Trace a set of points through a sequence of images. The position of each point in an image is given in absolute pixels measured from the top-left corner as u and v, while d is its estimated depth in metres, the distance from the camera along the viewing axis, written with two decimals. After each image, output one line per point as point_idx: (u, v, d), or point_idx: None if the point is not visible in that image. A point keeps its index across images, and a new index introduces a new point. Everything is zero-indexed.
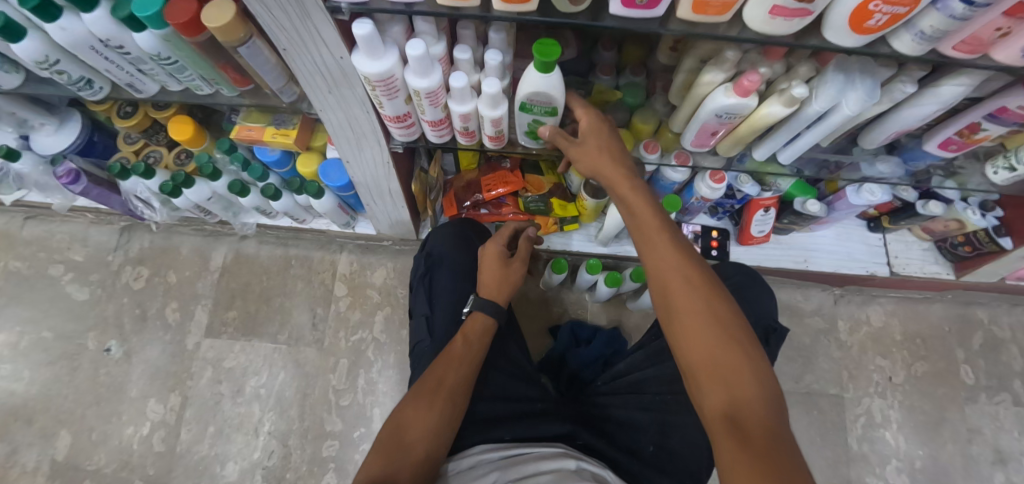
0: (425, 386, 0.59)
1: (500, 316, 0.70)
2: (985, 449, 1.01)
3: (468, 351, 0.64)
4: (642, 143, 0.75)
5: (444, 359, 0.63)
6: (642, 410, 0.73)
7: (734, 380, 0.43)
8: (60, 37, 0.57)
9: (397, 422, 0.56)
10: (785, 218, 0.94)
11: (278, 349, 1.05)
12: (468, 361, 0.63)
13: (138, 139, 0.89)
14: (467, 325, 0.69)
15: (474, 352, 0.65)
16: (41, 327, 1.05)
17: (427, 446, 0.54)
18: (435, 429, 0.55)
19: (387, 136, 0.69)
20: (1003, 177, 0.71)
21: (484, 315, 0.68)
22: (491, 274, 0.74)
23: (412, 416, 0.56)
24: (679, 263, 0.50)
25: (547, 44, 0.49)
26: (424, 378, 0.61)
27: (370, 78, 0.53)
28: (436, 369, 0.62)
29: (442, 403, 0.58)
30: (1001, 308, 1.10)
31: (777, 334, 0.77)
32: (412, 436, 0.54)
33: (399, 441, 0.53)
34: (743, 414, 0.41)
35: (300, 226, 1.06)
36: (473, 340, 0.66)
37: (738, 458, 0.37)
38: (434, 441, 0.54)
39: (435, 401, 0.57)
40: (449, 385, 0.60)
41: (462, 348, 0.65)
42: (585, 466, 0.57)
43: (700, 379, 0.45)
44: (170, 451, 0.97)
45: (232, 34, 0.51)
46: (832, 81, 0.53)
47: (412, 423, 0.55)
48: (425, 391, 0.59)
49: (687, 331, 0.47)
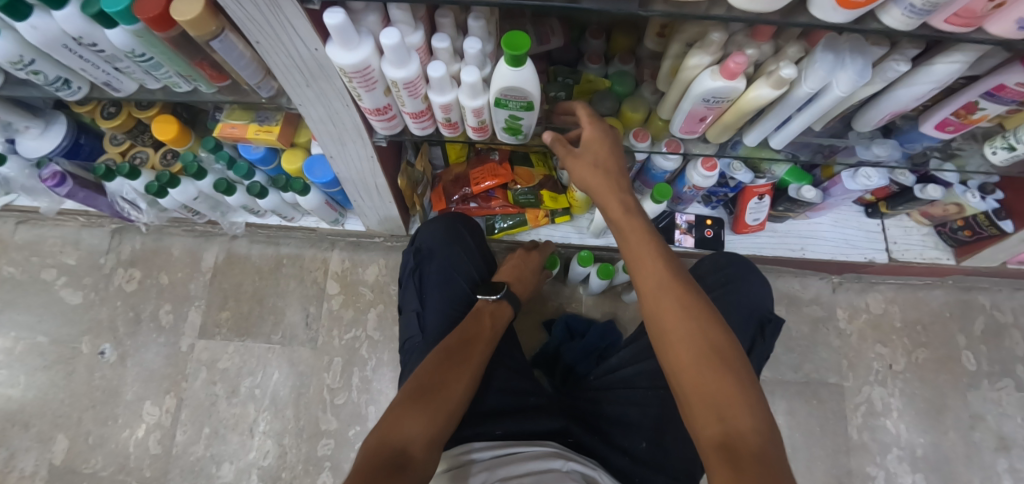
0: (439, 365, 0.58)
1: (513, 304, 0.74)
2: (988, 435, 0.99)
3: (493, 338, 0.66)
4: (631, 132, 0.73)
5: (469, 338, 0.64)
6: (633, 408, 0.72)
7: (727, 406, 0.42)
8: (32, 36, 0.56)
9: (412, 390, 0.54)
10: (781, 206, 0.92)
11: (271, 349, 1.04)
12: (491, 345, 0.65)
13: (124, 140, 0.88)
14: (490, 308, 0.71)
15: (498, 339, 0.67)
16: (35, 332, 1.05)
17: (445, 423, 0.52)
18: (457, 406, 0.54)
19: (370, 130, 0.68)
20: (1001, 157, 0.69)
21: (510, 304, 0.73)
22: (526, 272, 0.85)
23: (428, 388, 0.54)
24: (671, 283, 0.49)
25: (517, 36, 0.47)
26: (449, 353, 0.61)
27: (345, 70, 0.52)
28: (460, 346, 0.62)
29: (466, 381, 0.57)
30: (1003, 293, 1.08)
31: (773, 324, 0.75)
32: (433, 406, 0.52)
33: (416, 409, 0.51)
34: (737, 441, 0.40)
35: (289, 224, 1.05)
36: (499, 325, 0.69)
37: None
38: (451, 418, 0.53)
39: (456, 377, 0.57)
40: (473, 368, 0.59)
41: (489, 332, 0.66)
42: (577, 466, 0.56)
43: (693, 404, 0.44)
44: (166, 453, 0.97)
45: (203, 27, 0.50)
46: (822, 61, 0.51)
47: (436, 393, 0.54)
48: (449, 367, 0.58)
49: (677, 353, 0.47)
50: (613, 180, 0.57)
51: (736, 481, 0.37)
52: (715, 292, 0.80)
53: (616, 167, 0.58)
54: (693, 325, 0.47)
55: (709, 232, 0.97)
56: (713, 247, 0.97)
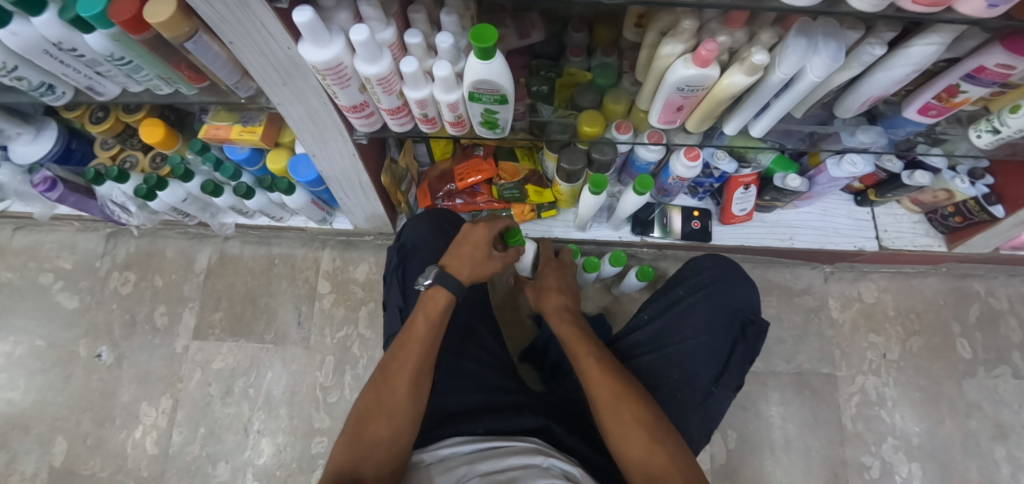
0: (385, 375, 0.59)
1: (460, 293, 0.66)
2: (985, 423, 0.98)
3: (431, 333, 0.62)
4: (614, 124, 0.72)
5: (404, 343, 0.62)
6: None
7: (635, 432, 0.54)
8: (13, 42, 0.57)
9: (356, 414, 0.57)
10: (767, 195, 0.92)
11: (264, 348, 1.05)
12: (428, 339, 0.62)
13: (114, 145, 0.90)
14: (427, 299, 0.64)
15: (435, 330, 0.62)
16: (33, 337, 1.07)
17: (394, 436, 0.54)
18: (398, 416, 0.56)
19: (350, 128, 0.68)
20: (986, 141, 0.68)
21: (444, 291, 0.64)
22: (470, 251, 0.69)
23: (375, 403, 0.57)
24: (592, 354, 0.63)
25: (484, 29, 0.47)
26: (387, 364, 0.60)
27: (318, 67, 0.52)
28: (396, 355, 0.61)
29: (404, 387, 0.57)
30: (998, 279, 1.07)
31: (756, 326, 0.77)
32: (371, 431, 0.54)
33: (364, 429, 0.55)
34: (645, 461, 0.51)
35: (278, 224, 1.06)
36: (433, 316, 0.63)
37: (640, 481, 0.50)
38: (396, 429, 0.55)
39: (398, 383, 0.58)
40: (413, 372, 0.59)
41: (425, 326, 0.62)
42: (557, 463, 0.55)
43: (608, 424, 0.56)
44: (162, 453, 0.98)
45: (176, 29, 0.50)
46: (795, 46, 0.50)
47: (374, 414, 0.55)
48: (388, 381, 0.58)
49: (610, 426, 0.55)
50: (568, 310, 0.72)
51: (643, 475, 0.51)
52: (697, 294, 0.82)
53: (561, 290, 0.75)
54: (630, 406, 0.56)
55: (696, 223, 0.97)
56: (700, 238, 0.97)
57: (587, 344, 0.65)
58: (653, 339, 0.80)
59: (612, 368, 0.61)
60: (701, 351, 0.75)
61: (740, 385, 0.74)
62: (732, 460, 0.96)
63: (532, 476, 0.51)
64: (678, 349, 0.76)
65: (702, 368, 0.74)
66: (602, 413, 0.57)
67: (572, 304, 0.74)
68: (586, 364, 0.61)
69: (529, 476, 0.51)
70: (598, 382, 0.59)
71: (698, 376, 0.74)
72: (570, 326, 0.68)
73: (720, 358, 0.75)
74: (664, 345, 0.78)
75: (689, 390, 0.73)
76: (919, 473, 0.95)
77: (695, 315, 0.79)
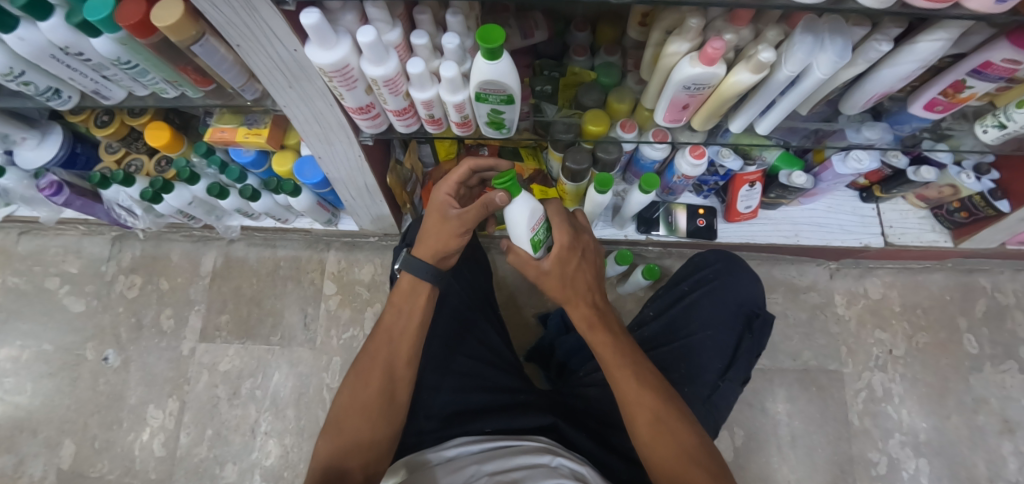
0: (360, 371, 0.60)
1: (436, 278, 0.64)
2: (992, 418, 0.98)
3: (400, 322, 0.62)
4: (619, 123, 0.72)
5: (374, 335, 0.62)
6: (616, 406, 0.72)
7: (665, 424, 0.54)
8: (20, 47, 0.57)
9: (335, 413, 0.58)
10: (772, 192, 0.92)
11: (271, 350, 1.05)
12: (398, 330, 0.62)
13: (119, 148, 0.87)
14: (398, 284, 0.64)
15: (404, 319, 0.62)
16: (40, 340, 1.07)
17: (372, 430, 0.56)
18: (375, 411, 0.56)
19: (355, 129, 0.68)
20: (992, 136, 0.68)
21: (407, 276, 0.63)
22: (432, 228, 0.63)
23: (350, 400, 0.57)
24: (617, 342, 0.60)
25: (490, 29, 0.47)
26: (361, 361, 0.61)
27: (325, 70, 0.52)
28: (369, 348, 0.62)
29: (377, 381, 0.58)
30: (1004, 274, 1.07)
31: (761, 319, 0.77)
32: (349, 425, 0.56)
33: (343, 429, 0.56)
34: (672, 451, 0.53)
35: (284, 226, 1.06)
36: (402, 305, 0.63)
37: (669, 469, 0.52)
38: (377, 424, 0.56)
39: (371, 378, 0.58)
40: (385, 364, 0.59)
41: (393, 318, 0.62)
42: (565, 462, 0.55)
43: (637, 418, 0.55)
44: (170, 455, 0.98)
45: (184, 32, 0.50)
46: (801, 44, 0.50)
47: (350, 409, 0.57)
48: (361, 375, 0.59)
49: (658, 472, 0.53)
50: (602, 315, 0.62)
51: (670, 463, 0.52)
52: (701, 289, 0.82)
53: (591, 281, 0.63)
54: (681, 453, 0.53)
55: (701, 221, 0.97)
56: (705, 236, 0.97)
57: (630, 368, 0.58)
58: (658, 335, 0.81)
59: (661, 403, 0.55)
60: (707, 345, 0.75)
61: (747, 378, 0.75)
62: (740, 458, 0.96)
63: (538, 475, 0.51)
64: (683, 344, 0.77)
65: (709, 361, 0.74)
66: (650, 453, 0.54)
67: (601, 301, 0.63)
68: (633, 399, 0.56)
69: (534, 475, 0.51)
70: (644, 421, 0.55)
71: (706, 370, 0.74)
72: (607, 343, 0.59)
73: (727, 351, 0.75)
74: (670, 341, 0.79)
75: (697, 384, 0.73)
76: (927, 469, 0.95)
77: (700, 310, 0.80)
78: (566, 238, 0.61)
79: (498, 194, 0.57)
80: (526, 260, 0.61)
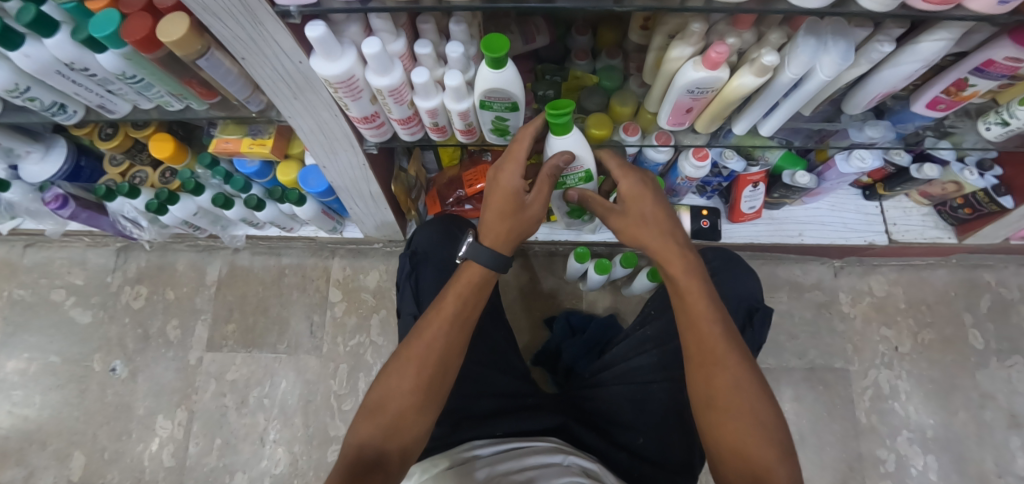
0: (413, 354, 0.55)
1: (503, 266, 0.61)
2: (999, 413, 0.98)
3: (461, 312, 0.58)
4: (620, 126, 0.72)
5: (430, 318, 0.58)
6: (624, 407, 0.72)
7: (733, 384, 0.52)
8: (26, 64, 0.57)
9: (381, 391, 0.54)
10: (776, 192, 0.92)
11: (278, 358, 1.05)
12: (458, 323, 0.58)
13: (123, 160, 0.88)
14: (460, 273, 0.61)
15: (466, 312, 0.59)
16: (47, 352, 1.07)
17: (419, 419, 0.53)
18: (425, 400, 0.54)
19: (360, 138, 0.69)
20: (995, 133, 0.69)
21: (484, 269, 0.60)
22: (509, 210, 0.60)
23: (400, 383, 0.54)
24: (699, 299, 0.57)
25: (495, 38, 0.48)
26: (412, 342, 0.57)
27: (330, 81, 0.52)
28: (422, 331, 0.57)
29: (431, 371, 0.55)
30: (1008, 269, 1.07)
31: (762, 312, 0.76)
32: (396, 409, 0.53)
33: (389, 412, 0.53)
34: (733, 410, 0.50)
35: (288, 234, 1.06)
36: (467, 297, 0.59)
37: (726, 426, 0.50)
38: (426, 413, 0.54)
39: (424, 368, 0.55)
40: (440, 354, 0.56)
41: (455, 308, 0.58)
42: (577, 461, 0.56)
43: (701, 372, 0.54)
44: (180, 465, 0.99)
45: (189, 47, 0.51)
46: (804, 46, 0.50)
47: (396, 394, 0.53)
48: (411, 360, 0.55)
49: (719, 433, 0.50)
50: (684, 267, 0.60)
51: (729, 420, 0.50)
52: None
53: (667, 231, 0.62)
54: (748, 422, 0.49)
55: (705, 223, 0.96)
56: (710, 237, 0.96)
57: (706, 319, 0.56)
58: None
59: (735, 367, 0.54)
60: None
61: None
62: None
63: (550, 475, 0.51)
64: None
65: None
66: (710, 407, 0.52)
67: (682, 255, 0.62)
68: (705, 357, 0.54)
69: (547, 475, 0.51)
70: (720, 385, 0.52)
71: None
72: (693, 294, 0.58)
73: None
74: None
75: None
76: (935, 465, 0.95)
77: None
78: (629, 185, 0.63)
79: (562, 158, 0.59)
80: (598, 202, 0.66)
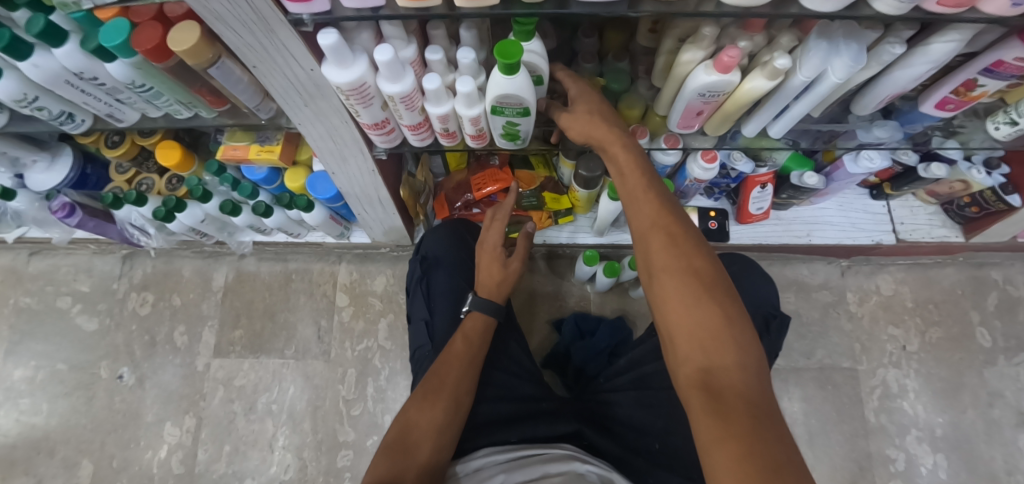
0: (428, 389, 0.58)
1: (500, 314, 0.69)
2: (1008, 411, 0.98)
3: (470, 349, 0.63)
4: (631, 128, 0.73)
5: (443, 359, 0.62)
6: (639, 410, 0.72)
7: (685, 252, 0.47)
8: (34, 74, 0.57)
9: (398, 430, 0.55)
10: (784, 193, 0.93)
11: (286, 364, 1.05)
12: (469, 359, 0.62)
13: (129, 168, 0.89)
14: (465, 323, 0.67)
15: (475, 350, 0.64)
16: (54, 360, 1.07)
17: (434, 449, 0.53)
18: (439, 430, 0.54)
19: (370, 144, 0.69)
20: (1004, 133, 0.69)
21: (483, 314, 0.67)
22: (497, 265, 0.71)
23: (418, 417, 0.55)
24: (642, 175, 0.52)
25: (508, 45, 0.47)
26: (426, 380, 0.60)
27: (342, 88, 0.52)
28: (438, 370, 0.61)
29: (444, 403, 0.57)
30: (1015, 267, 1.07)
31: (778, 320, 0.76)
32: (412, 439, 0.53)
33: (406, 443, 0.53)
34: (688, 276, 0.46)
35: (296, 240, 1.06)
36: (474, 339, 0.65)
37: (680, 289, 0.45)
38: (441, 444, 0.54)
39: (438, 400, 0.57)
40: (453, 386, 0.59)
41: (463, 347, 0.63)
42: (593, 468, 0.56)
43: (654, 246, 0.49)
44: (188, 472, 0.98)
45: (200, 56, 0.51)
46: (816, 49, 0.51)
47: (416, 425, 0.55)
48: (428, 393, 0.58)
49: (671, 303, 0.46)
50: (632, 157, 0.53)
51: (683, 287, 0.45)
52: None
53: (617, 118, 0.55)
54: (698, 286, 0.45)
55: (713, 223, 0.97)
56: (718, 238, 0.97)
57: (655, 200, 0.51)
58: None
59: (688, 242, 0.48)
60: None
61: None
62: None
63: None
64: None
65: None
66: (662, 281, 0.47)
67: (634, 144, 0.54)
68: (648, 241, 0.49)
69: None
70: (664, 267, 0.47)
71: None
72: (634, 170, 0.52)
73: None
74: None
75: None
76: (944, 464, 0.95)
77: None
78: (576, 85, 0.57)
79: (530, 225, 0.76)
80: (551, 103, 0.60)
